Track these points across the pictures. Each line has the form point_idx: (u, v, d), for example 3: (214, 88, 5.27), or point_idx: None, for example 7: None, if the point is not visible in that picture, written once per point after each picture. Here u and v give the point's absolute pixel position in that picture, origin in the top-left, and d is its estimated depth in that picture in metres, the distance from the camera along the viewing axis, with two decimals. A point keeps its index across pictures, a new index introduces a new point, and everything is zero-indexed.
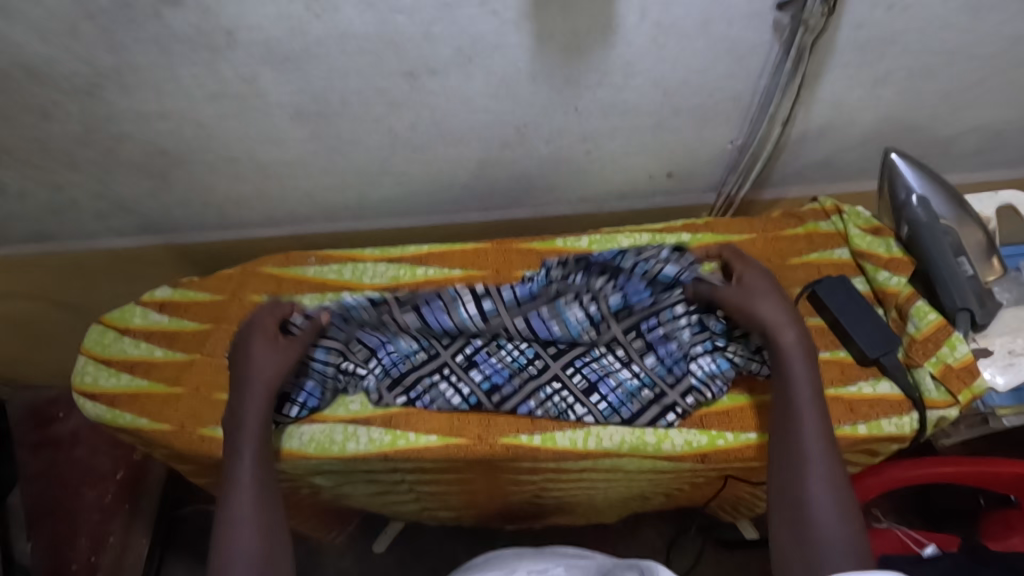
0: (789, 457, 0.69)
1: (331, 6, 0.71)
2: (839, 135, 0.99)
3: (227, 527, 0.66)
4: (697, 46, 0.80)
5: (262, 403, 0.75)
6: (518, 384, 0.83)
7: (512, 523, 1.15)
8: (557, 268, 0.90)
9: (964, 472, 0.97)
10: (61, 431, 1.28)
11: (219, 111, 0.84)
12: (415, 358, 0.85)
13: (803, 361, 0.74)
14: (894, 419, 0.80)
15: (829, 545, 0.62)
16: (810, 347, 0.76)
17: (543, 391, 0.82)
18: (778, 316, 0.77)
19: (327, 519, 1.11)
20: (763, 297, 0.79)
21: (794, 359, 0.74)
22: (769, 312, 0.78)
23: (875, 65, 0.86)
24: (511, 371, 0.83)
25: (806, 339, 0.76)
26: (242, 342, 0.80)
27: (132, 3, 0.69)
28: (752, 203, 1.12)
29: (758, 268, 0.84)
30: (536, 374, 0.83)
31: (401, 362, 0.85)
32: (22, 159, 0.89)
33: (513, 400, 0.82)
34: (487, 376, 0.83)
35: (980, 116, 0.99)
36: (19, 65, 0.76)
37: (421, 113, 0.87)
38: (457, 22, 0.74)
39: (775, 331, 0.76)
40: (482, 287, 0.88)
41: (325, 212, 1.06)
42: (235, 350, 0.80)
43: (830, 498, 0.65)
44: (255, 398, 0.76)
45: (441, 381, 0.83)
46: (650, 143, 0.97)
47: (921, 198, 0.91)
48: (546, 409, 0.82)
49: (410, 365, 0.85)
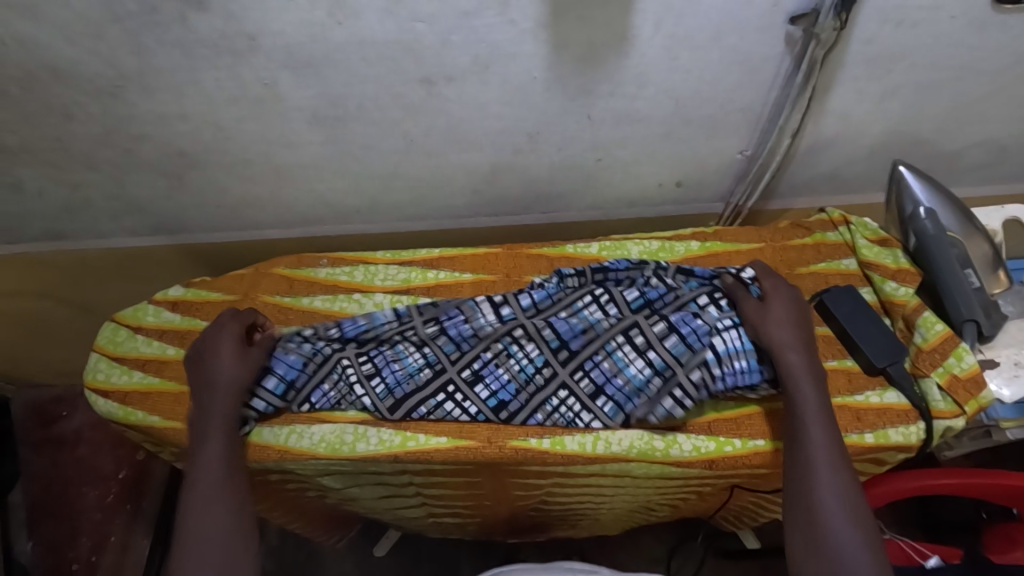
0: (799, 470, 0.69)
1: (352, 14, 0.72)
2: (847, 148, 1.01)
3: (193, 514, 0.68)
4: (709, 57, 0.82)
5: (224, 405, 0.77)
6: (525, 399, 0.82)
7: (516, 534, 1.15)
8: (572, 277, 0.92)
9: (970, 484, 0.98)
10: (65, 430, 1.30)
11: (238, 115, 0.86)
12: (419, 378, 0.84)
13: (810, 379, 0.75)
14: (900, 428, 0.81)
15: (845, 551, 0.63)
16: (817, 367, 0.77)
17: (549, 403, 0.82)
18: (786, 338, 0.78)
19: (331, 523, 1.11)
20: (775, 319, 0.79)
21: (801, 379, 0.74)
22: (779, 333, 0.78)
23: (884, 80, 0.88)
24: (518, 386, 0.83)
25: (812, 358, 0.77)
26: (209, 342, 0.82)
27: (159, 8, 0.70)
28: (760, 213, 1.13)
29: (785, 291, 0.83)
30: (542, 385, 0.83)
31: (404, 382, 0.83)
32: (41, 158, 0.91)
33: (522, 415, 0.82)
34: (493, 392, 0.83)
35: (985, 131, 1.00)
36: (45, 66, 0.77)
37: (436, 119, 0.88)
38: (475, 31, 0.75)
39: (780, 353, 0.76)
40: (499, 296, 0.90)
41: (337, 215, 1.07)
42: (197, 354, 0.82)
43: (841, 507, 0.65)
44: (219, 396, 0.78)
45: (447, 401, 0.83)
46: (660, 152, 0.98)
47: (928, 211, 0.92)
48: (552, 421, 0.82)
49: (415, 386, 0.83)
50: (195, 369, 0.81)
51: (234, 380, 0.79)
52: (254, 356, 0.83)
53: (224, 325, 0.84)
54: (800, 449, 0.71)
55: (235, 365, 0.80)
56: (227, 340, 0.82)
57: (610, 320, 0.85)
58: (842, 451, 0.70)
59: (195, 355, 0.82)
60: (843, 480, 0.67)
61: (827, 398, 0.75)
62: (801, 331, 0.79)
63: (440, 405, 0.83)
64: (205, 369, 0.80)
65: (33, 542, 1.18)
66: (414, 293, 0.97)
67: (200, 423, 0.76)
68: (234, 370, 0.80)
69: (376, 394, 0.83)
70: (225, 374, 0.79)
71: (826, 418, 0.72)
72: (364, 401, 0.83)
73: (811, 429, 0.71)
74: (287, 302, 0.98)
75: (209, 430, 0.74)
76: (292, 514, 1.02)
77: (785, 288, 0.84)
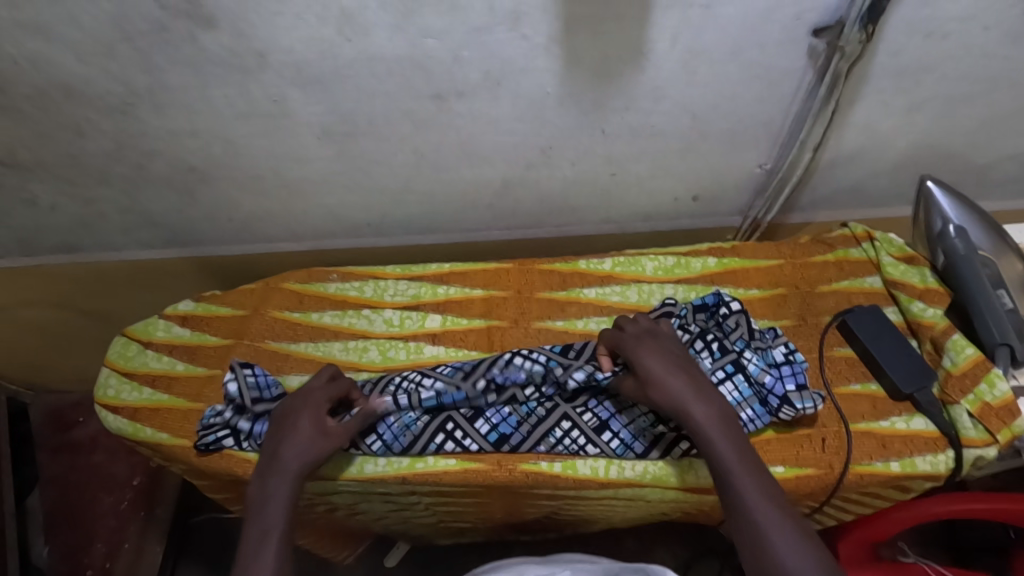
0: (754, 551, 0.61)
1: (362, 31, 0.71)
2: (870, 161, 0.97)
3: None
4: (729, 71, 0.79)
5: (285, 485, 0.70)
6: (527, 431, 0.81)
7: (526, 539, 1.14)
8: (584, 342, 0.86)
9: (984, 509, 0.89)
10: (80, 435, 1.30)
11: (249, 130, 0.85)
12: (415, 427, 0.82)
13: (720, 431, 0.67)
14: (928, 457, 0.78)
15: None
16: (723, 410, 0.70)
17: (552, 434, 0.81)
18: (677, 396, 0.70)
19: (341, 537, 1.09)
20: (654, 371, 0.72)
21: (712, 434, 0.67)
22: (666, 397, 0.70)
23: (913, 92, 0.84)
24: (520, 419, 0.82)
25: (718, 405, 0.70)
26: (290, 408, 0.77)
27: (169, 26, 0.70)
28: (779, 227, 1.10)
29: (636, 330, 0.77)
30: (543, 417, 0.82)
31: (401, 435, 0.81)
32: (55, 175, 0.90)
33: (525, 446, 0.80)
34: (494, 427, 0.82)
35: (1016, 144, 0.96)
36: (56, 84, 0.76)
37: (447, 134, 0.86)
38: (488, 46, 0.73)
39: (683, 412, 0.69)
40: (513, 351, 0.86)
41: (348, 229, 1.07)
42: (277, 417, 0.77)
43: None
44: (281, 483, 0.70)
45: (447, 440, 0.81)
46: (676, 167, 0.96)
47: (958, 228, 0.89)
48: (556, 451, 0.81)
49: (411, 436, 0.81)
50: (273, 437, 0.74)
51: (302, 461, 0.72)
52: (337, 440, 0.75)
53: (314, 392, 0.78)
54: (745, 523, 0.62)
55: (309, 447, 0.73)
56: (314, 412, 0.76)
57: None
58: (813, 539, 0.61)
59: (276, 416, 0.77)
60: (797, 535, 0.61)
61: (744, 443, 0.68)
62: (687, 376, 0.72)
63: (440, 447, 0.81)
64: (278, 444, 0.73)
65: (50, 547, 1.18)
66: (424, 309, 0.95)
67: (258, 511, 0.68)
68: (304, 453, 0.73)
69: (372, 450, 0.81)
70: (298, 453, 0.72)
71: (777, 512, 0.62)
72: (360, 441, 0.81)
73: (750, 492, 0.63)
74: (297, 318, 0.97)
75: (268, 520, 0.67)
76: (308, 530, 1.02)
77: (660, 337, 0.77)
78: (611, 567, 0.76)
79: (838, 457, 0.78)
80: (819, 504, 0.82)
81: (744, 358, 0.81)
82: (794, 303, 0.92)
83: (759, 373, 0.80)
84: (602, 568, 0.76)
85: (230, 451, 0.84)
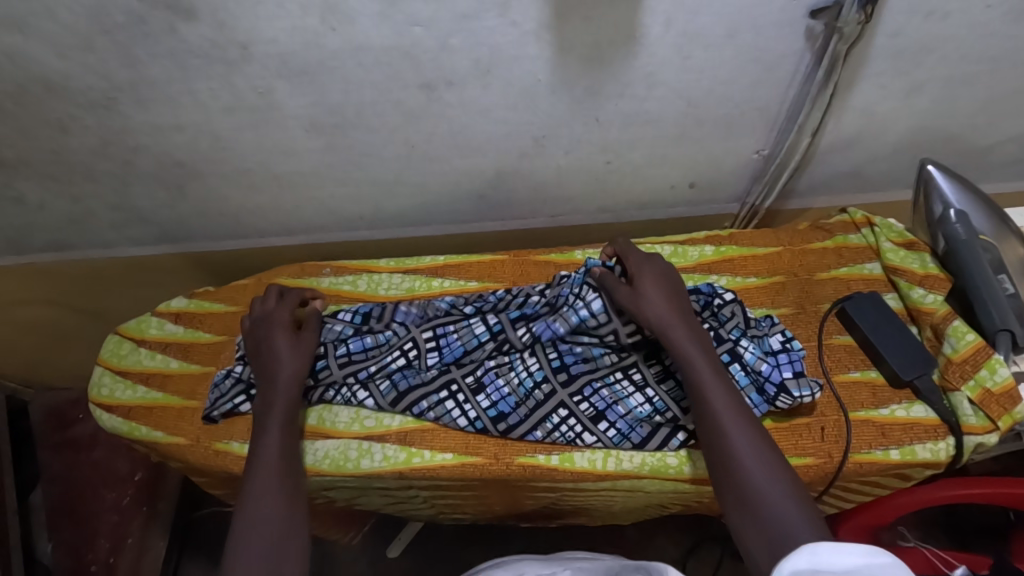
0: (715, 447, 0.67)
1: (346, 20, 0.69)
2: (870, 145, 0.96)
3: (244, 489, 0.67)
4: (724, 54, 0.77)
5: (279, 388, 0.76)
6: (525, 413, 0.81)
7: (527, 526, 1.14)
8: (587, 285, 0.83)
9: (988, 494, 0.88)
10: (80, 433, 1.27)
11: (236, 124, 0.83)
12: (426, 375, 0.83)
13: (701, 351, 0.72)
14: (928, 445, 0.78)
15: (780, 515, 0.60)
16: (702, 334, 0.75)
17: (550, 420, 0.80)
18: (663, 314, 0.75)
19: (342, 522, 1.09)
20: (647, 292, 0.77)
21: (693, 353, 0.72)
22: (653, 313, 0.75)
23: (914, 73, 0.82)
24: (519, 399, 0.81)
25: (698, 330, 0.75)
26: (258, 328, 0.82)
27: (148, 19, 0.68)
28: (777, 213, 1.09)
29: (638, 258, 0.81)
30: (542, 400, 0.81)
31: (411, 377, 0.83)
32: (41, 172, 0.89)
33: (521, 428, 0.80)
34: (493, 403, 0.81)
35: (1017, 125, 0.95)
36: (37, 80, 0.75)
37: (438, 124, 0.85)
38: (476, 34, 0.71)
39: (666, 332, 0.74)
40: (494, 319, 0.86)
41: (340, 222, 1.05)
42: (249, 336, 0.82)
43: (765, 471, 0.63)
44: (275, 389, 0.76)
45: (447, 399, 0.82)
46: (673, 154, 0.94)
47: (959, 213, 0.87)
48: (553, 439, 0.80)
49: (420, 381, 0.83)
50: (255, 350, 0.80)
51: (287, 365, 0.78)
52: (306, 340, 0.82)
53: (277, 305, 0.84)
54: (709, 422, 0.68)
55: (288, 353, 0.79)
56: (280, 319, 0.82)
57: (612, 354, 0.83)
58: (771, 448, 0.65)
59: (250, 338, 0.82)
60: (754, 431, 0.66)
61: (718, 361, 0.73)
62: (675, 301, 0.77)
63: (440, 401, 0.82)
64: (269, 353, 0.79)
65: (54, 543, 1.18)
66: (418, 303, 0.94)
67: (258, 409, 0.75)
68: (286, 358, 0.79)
69: (382, 393, 0.83)
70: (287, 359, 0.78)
71: (742, 418, 0.67)
72: (370, 370, 0.84)
73: (716, 401, 0.69)
74: None
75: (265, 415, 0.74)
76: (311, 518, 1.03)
77: (651, 263, 0.81)
78: (612, 566, 0.72)
79: (836, 446, 0.78)
80: (819, 493, 0.81)
81: (740, 346, 0.80)
82: (792, 291, 0.91)
83: (755, 361, 0.79)
84: (605, 568, 0.72)
85: (246, 414, 0.86)
